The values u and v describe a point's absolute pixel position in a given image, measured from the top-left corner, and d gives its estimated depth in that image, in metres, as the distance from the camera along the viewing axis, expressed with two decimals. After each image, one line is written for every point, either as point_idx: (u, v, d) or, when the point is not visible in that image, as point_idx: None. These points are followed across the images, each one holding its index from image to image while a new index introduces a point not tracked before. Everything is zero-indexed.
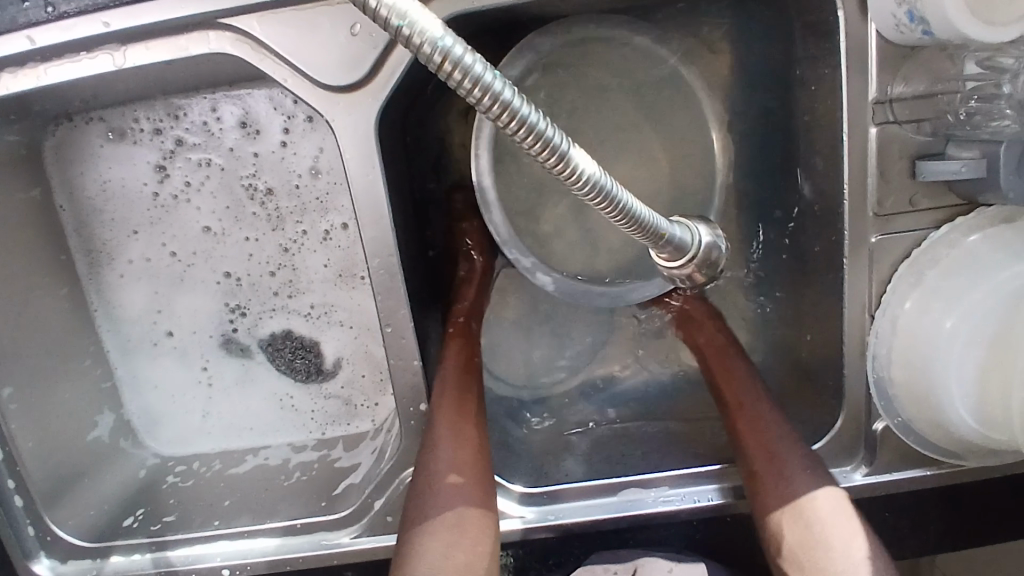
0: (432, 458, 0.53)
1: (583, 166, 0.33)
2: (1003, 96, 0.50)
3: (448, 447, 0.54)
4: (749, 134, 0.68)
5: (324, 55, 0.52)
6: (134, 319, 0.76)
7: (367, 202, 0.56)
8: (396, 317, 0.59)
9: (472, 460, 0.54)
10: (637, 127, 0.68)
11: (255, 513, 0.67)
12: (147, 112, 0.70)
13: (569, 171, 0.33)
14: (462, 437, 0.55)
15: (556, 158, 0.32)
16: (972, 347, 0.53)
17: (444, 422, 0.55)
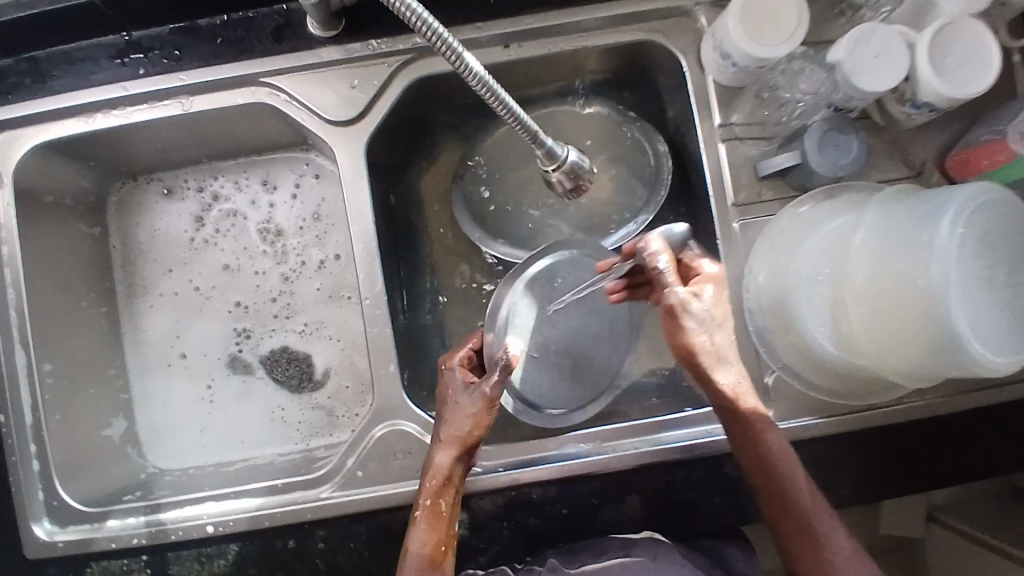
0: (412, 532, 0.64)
1: (474, 66, 0.54)
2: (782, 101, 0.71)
3: (419, 536, 0.63)
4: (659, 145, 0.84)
5: (331, 102, 0.74)
6: (157, 341, 0.89)
7: (356, 204, 0.74)
8: (373, 292, 0.73)
9: (437, 535, 0.64)
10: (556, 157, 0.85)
11: (225, 482, 0.82)
12: (194, 175, 0.89)
13: (465, 68, 0.54)
14: (433, 516, 0.64)
15: (452, 53, 0.53)
16: (817, 286, 0.66)
17: (424, 511, 0.64)
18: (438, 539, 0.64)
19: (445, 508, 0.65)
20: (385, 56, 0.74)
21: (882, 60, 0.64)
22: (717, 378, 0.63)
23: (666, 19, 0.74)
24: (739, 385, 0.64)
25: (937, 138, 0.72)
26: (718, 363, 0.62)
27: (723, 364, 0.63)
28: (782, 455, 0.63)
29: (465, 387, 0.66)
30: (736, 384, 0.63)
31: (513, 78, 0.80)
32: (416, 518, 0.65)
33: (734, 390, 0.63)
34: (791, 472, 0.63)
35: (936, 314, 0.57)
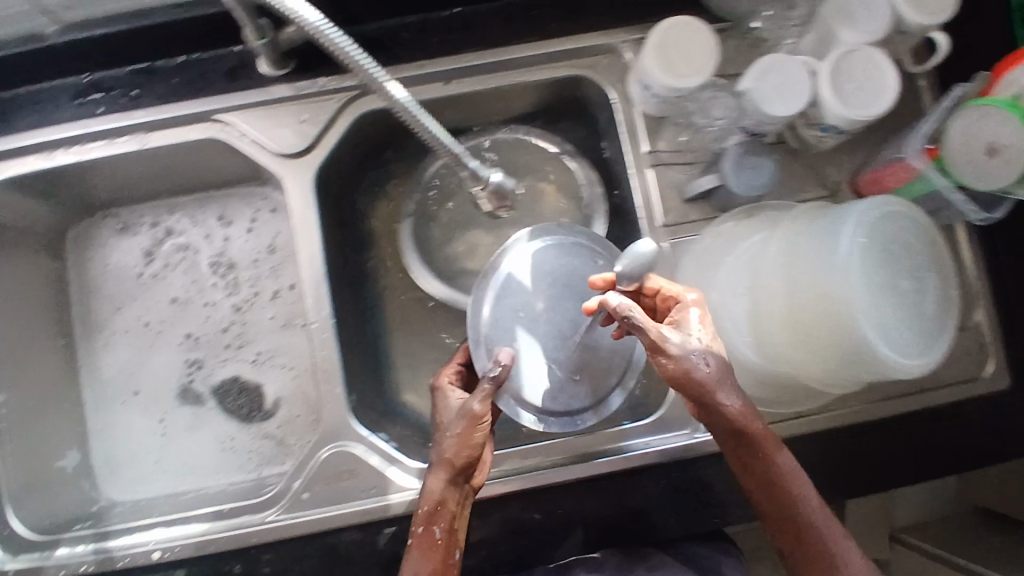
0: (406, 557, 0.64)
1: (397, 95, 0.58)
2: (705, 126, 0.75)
3: (411, 562, 0.64)
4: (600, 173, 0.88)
5: (282, 135, 0.77)
6: (112, 374, 0.91)
7: (305, 232, 0.76)
8: (319, 316, 0.76)
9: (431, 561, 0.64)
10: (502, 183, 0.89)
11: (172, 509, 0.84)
12: (150, 212, 0.93)
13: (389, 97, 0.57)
14: (426, 544, 0.64)
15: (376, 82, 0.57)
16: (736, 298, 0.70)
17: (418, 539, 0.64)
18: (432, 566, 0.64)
19: (440, 536, 0.65)
20: (333, 93, 0.77)
21: (787, 89, 0.69)
22: (717, 397, 0.61)
23: (598, 55, 0.79)
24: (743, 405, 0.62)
25: (843, 162, 0.78)
26: (717, 382, 0.61)
27: (724, 384, 0.62)
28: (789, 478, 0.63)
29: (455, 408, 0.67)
30: (736, 403, 0.62)
31: (456, 112, 0.84)
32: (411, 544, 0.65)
33: (735, 407, 0.62)
34: (804, 489, 0.63)
35: (844, 317, 0.61)
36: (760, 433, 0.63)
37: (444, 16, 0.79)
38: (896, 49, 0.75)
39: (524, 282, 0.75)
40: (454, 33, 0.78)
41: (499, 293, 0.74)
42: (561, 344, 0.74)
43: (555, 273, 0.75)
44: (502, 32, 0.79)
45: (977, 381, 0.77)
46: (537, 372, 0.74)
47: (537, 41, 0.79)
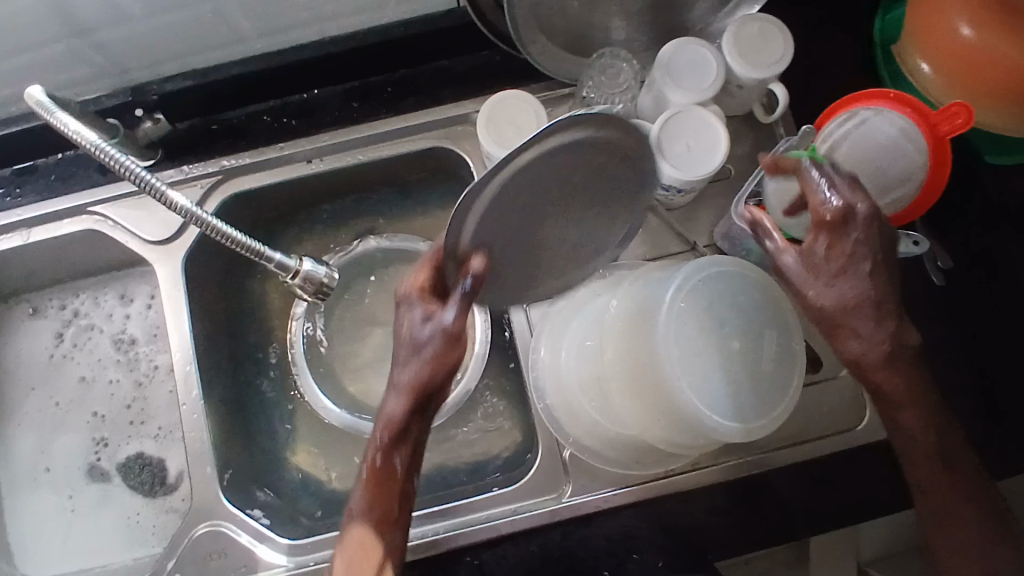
0: (358, 492, 0.60)
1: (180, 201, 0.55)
2: None
3: (363, 499, 0.60)
4: None
5: (152, 225, 0.82)
6: (26, 457, 0.93)
7: (174, 315, 0.80)
8: (189, 397, 0.79)
9: (386, 500, 0.59)
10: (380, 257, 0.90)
11: None
12: (58, 295, 0.97)
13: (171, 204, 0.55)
14: (380, 485, 0.59)
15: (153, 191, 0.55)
16: (578, 364, 0.70)
17: (371, 478, 0.59)
18: (386, 505, 0.59)
19: (400, 466, 0.59)
20: (197, 179, 0.81)
21: None
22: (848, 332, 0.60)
23: (452, 126, 0.82)
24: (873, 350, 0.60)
25: (701, 217, 0.77)
26: (840, 322, 0.60)
27: (861, 326, 0.60)
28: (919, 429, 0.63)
29: (424, 321, 0.56)
30: (871, 347, 0.60)
31: (331, 189, 0.86)
32: (364, 476, 0.60)
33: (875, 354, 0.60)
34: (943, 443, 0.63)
35: (669, 385, 0.61)
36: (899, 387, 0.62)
37: (301, 99, 0.82)
38: (739, 101, 0.75)
39: (523, 191, 0.57)
40: (314, 116, 0.82)
41: (492, 207, 0.57)
42: (537, 245, 0.63)
43: (559, 175, 0.58)
44: (357, 111, 0.81)
45: (852, 432, 0.74)
46: (502, 274, 0.63)
47: (389, 117, 0.81)
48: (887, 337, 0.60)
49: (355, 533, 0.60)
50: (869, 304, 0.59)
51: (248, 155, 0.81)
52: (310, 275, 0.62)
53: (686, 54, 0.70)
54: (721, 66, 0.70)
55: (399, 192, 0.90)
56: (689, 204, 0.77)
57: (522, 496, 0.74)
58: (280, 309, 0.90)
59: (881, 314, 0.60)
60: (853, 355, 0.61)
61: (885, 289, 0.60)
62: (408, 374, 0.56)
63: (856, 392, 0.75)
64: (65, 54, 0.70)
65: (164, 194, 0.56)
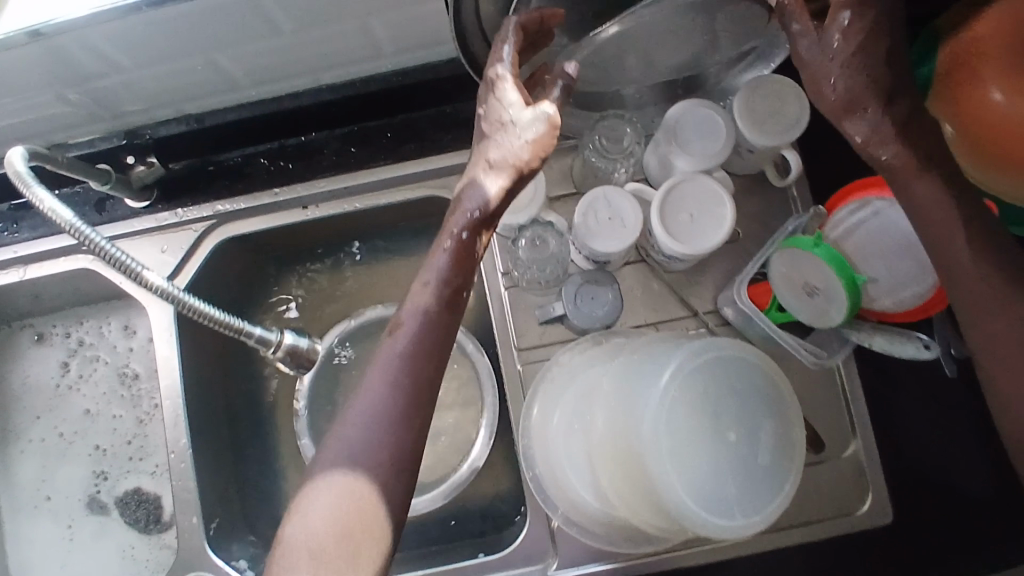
0: (410, 309, 0.54)
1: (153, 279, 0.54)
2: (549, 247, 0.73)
3: (416, 314, 0.54)
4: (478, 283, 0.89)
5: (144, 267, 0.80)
6: (27, 483, 0.95)
7: (164, 359, 0.79)
8: (177, 444, 0.78)
9: (434, 351, 0.53)
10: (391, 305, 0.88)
11: None
12: (62, 322, 0.97)
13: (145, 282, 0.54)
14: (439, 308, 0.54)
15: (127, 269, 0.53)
16: (571, 437, 0.67)
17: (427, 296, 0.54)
18: (458, 284, 0.55)
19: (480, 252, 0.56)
20: (190, 223, 0.80)
21: (614, 222, 0.66)
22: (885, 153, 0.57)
23: (450, 175, 0.79)
24: (885, 129, 0.57)
25: (703, 282, 0.74)
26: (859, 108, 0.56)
27: (877, 110, 0.56)
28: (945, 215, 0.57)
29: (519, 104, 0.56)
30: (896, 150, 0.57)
31: (325, 229, 0.84)
32: (436, 251, 0.55)
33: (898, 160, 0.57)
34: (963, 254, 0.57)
35: (655, 479, 0.58)
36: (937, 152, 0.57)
37: (298, 142, 0.80)
38: (749, 163, 0.71)
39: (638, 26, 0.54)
40: (311, 160, 0.80)
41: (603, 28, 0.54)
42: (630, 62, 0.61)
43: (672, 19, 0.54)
44: (355, 157, 0.79)
45: (851, 516, 0.69)
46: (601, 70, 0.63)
47: (389, 164, 0.79)
48: (900, 130, 0.56)
49: (398, 362, 0.52)
50: (883, 85, 0.56)
51: (243, 199, 0.79)
52: (293, 347, 0.61)
53: (694, 117, 0.67)
54: (732, 130, 0.67)
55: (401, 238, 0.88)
56: (696, 267, 0.73)
57: (509, 564, 0.73)
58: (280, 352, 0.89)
59: (893, 95, 0.56)
60: (869, 153, 0.58)
61: (900, 66, 0.56)
62: (510, 146, 0.54)
63: (858, 473, 0.70)
64: (58, 102, 0.68)
65: (143, 273, 0.54)
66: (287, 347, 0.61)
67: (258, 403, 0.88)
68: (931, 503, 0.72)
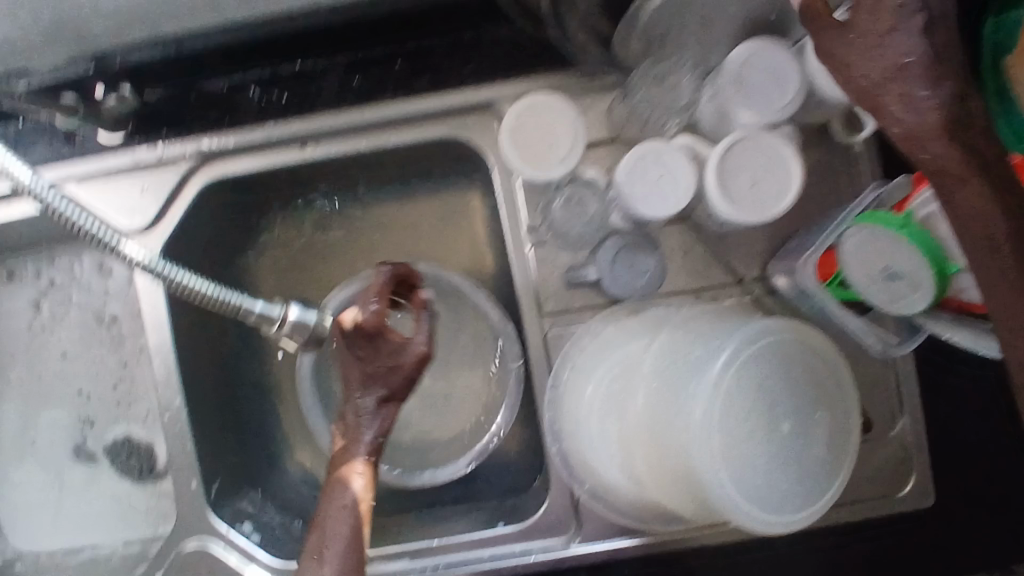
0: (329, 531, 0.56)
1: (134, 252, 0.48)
2: (584, 207, 0.66)
3: (342, 522, 0.56)
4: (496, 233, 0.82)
5: (124, 209, 0.71)
6: (7, 430, 0.89)
7: (153, 314, 0.72)
8: (171, 406, 0.72)
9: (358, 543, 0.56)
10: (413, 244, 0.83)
11: None
12: (34, 260, 0.88)
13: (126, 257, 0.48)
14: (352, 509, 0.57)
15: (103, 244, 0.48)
16: (604, 416, 0.62)
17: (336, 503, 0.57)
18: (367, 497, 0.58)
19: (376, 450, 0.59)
20: (175, 161, 0.71)
21: (665, 181, 0.58)
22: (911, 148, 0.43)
23: (469, 115, 0.70)
24: (926, 118, 0.41)
25: (753, 246, 0.67)
26: (848, 76, 0.44)
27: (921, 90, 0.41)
28: (981, 209, 0.42)
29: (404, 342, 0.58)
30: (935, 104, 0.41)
31: (326, 169, 0.75)
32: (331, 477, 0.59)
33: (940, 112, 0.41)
34: None
35: (699, 479, 0.53)
36: (979, 137, 0.41)
37: (293, 68, 0.69)
38: (818, 115, 0.62)
39: None
40: (309, 93, 0.70)
41: None
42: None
43: None
44: (358, 90, 0.69)
45: (889, 499, 0.67)
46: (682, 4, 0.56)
47: (399, 100, 0.69)
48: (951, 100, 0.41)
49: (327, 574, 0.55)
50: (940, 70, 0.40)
51: (232, 136, 0.70)
52: (299, 323, 0.54)
53: (764, 61, 0.57)
54: (806, 80, 0.58)
55: (415, 179, 0.81)
56: (744, 232, 0.66)
57: (530, 536, 0.70)
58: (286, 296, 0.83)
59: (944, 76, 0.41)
60: (907, 145, 0.43)
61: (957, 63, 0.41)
62: (402, 360, 0.58)
63: (903, 457, 0.67)
64: None
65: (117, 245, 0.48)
66: (296, 325, 0.54)
67: (257, 355, 0.81)
68: (969, 484, 0.69)
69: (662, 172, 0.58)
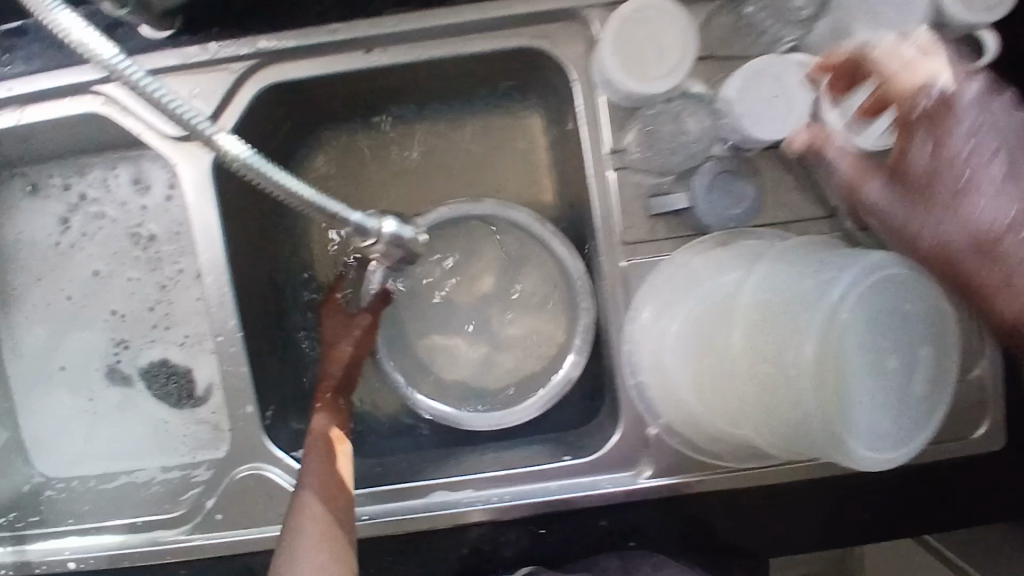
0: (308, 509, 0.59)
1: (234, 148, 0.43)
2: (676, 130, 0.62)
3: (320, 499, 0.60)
4: (560, 159, 0.78)
5: (172, 114, 0.66)
6: (32, 350, 0.84)
7: (204, 230, 0.67)
8: (225, 328, 0.68)
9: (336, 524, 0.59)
10: (468, 164, 0.82)
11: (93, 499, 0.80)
12: (60, 171, 0.82)
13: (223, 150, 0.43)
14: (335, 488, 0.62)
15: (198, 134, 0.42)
16: (693, 349, 0.60)
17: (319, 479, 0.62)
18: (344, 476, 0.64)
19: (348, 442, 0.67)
20: (228, 62, 0.65)
21: (781, 103, 0.56)
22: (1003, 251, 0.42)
23: (551, 23, 0.65)
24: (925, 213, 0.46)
25: None
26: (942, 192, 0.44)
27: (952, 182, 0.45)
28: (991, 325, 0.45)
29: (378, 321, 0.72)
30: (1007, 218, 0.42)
31: (388, 79, 0.70)
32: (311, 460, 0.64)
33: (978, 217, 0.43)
34: None
35: (800, 413, 0.52)
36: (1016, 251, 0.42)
37: None
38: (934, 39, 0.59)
39: None
40: None
41: None
42: None
43: None
44: None
45: (962, 441, 0.68)
46: None
47: (477, 4, 0.63)
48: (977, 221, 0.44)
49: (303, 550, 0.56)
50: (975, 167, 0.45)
51: (293, 37, 0.64)
52: (398, 238, 0.50)
53: None
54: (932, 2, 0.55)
55: (474, 98, 0.78)
56: None
57: (599, 468, 0.69)
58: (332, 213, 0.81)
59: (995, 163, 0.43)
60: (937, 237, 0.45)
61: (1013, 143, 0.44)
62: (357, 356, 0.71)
63: (980, 402, 0.68)
64: None
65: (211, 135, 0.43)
66: (392, 240, 0.50)
67: (305, 276, 0.80)
68: None
69: (781, 92, 0.56)
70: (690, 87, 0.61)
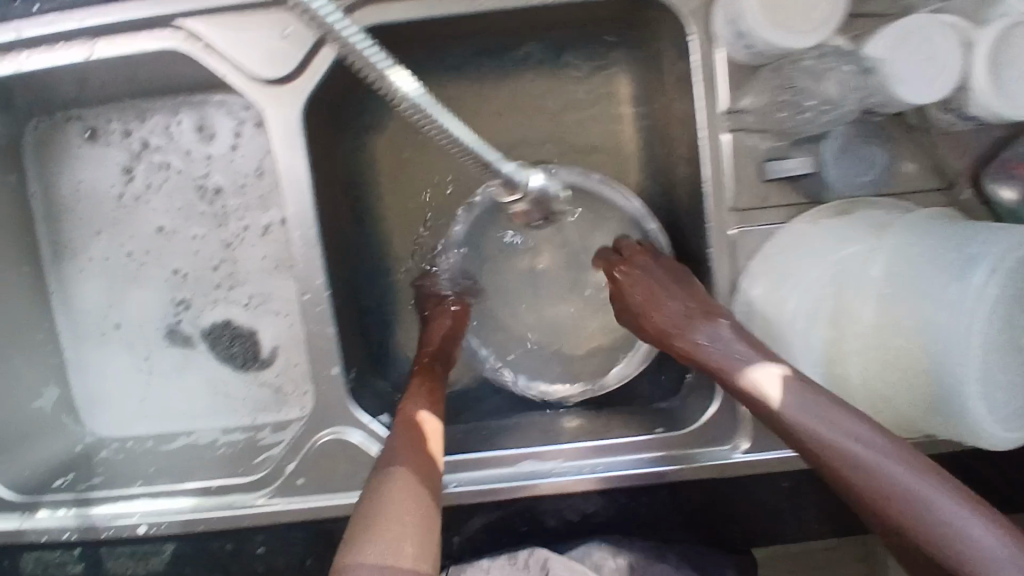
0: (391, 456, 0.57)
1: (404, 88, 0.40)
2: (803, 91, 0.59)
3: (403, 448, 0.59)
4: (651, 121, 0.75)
5: (262, 53, 0.61)
6: (88, 305, 0.81)
7: (293, 182, 0.63)
8: (312, 286, 0.65)
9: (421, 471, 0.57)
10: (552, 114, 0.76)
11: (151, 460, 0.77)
12: (119, 116, 0.78)
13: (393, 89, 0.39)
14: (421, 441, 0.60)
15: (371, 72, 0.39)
16: (814, 320, 0.59)
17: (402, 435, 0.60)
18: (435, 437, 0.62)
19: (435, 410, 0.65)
20: None
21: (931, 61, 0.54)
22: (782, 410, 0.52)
23: None
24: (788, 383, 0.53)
25: (967, 148, 0.62)
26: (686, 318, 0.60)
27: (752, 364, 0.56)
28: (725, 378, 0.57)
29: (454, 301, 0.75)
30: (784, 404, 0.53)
31: (485, 26, 0.66)
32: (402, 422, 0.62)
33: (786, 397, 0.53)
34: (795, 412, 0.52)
35: (947, 384, 0.51)
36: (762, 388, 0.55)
37: None
38: None
39: None
40: None
41: None
42: None
43: None
44: None
45: None
46: None
47: None
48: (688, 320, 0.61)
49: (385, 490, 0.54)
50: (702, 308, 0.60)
51: None
52: (542, 195, 0.49)
53: None
54: None
55: (564, 50, 0.74)
56: (964, 133, 0.61)
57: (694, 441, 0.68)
58: (412, 166, 0.77)
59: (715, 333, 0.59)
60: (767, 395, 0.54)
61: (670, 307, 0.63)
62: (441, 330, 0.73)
63: None
64: None
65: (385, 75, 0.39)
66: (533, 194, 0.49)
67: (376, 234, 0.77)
68: None
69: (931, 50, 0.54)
70: (828, 44, 0.57)
